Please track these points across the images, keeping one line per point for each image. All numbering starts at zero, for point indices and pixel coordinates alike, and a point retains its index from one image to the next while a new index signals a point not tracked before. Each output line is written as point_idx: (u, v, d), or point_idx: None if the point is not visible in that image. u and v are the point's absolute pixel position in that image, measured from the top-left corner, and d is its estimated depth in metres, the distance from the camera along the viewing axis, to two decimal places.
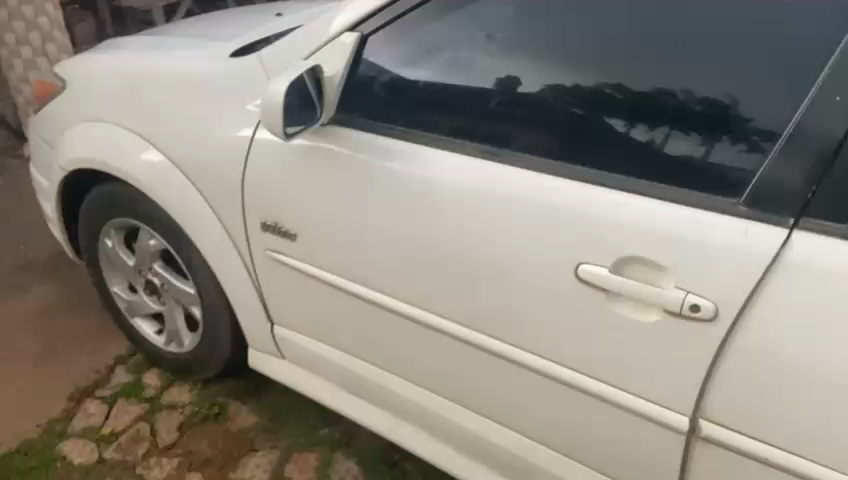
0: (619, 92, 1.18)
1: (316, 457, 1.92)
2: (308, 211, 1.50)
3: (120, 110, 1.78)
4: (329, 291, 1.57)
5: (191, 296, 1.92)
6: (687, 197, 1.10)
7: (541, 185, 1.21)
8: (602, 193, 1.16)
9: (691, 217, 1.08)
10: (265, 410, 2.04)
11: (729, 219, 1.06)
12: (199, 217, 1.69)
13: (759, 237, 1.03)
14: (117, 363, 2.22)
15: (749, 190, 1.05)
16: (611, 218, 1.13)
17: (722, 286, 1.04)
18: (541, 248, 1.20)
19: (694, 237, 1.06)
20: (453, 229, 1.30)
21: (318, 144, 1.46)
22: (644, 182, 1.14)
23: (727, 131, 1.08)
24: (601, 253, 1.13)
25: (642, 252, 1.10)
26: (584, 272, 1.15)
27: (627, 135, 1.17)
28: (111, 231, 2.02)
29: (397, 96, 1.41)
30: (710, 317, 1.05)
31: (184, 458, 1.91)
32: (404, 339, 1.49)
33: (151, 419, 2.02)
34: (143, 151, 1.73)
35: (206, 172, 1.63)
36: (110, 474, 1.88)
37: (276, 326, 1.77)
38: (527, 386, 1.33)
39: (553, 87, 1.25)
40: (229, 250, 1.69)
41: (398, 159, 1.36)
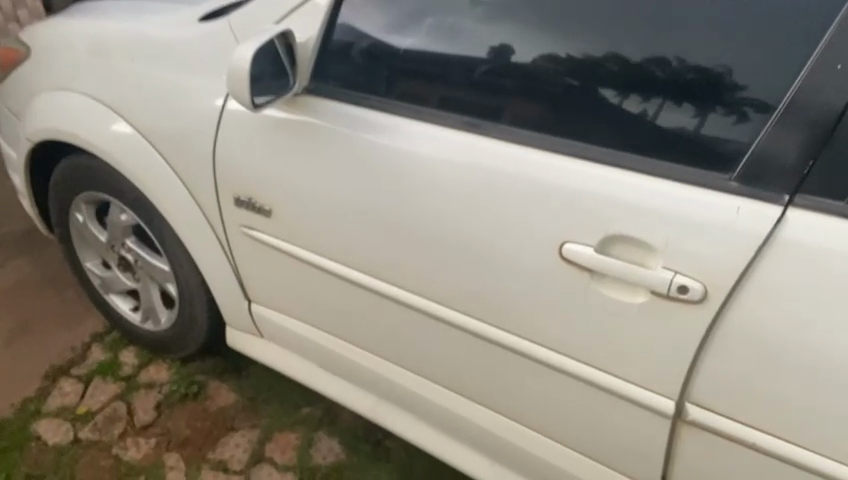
0: (612, 61, 1.10)
1: (298, 436, 1.88)
2: (283, 186, 1.43)
3: (86, 78, 1.69)
4: (307, 269, 1.51)
5: (166, 273, 1.86)
6: (677, 173, 1.04)
7: (524, 159, 1.15)
8: (588, 167, 1.10)
9: (680, 194, 1.02)
10: (245, 389, 2.00)
11: (719, 197, 1.00)
12: (171, 192, 1.62)
13: (752, 215, 0.98)
14: (93, 341, 2.16)
15: (742, 165, 1.00)
16: (597, 195, 1.07)
17: (712, 267, 0.99)
18: (523, 227, 1.14)
19: (683, 215, 1.01)
20: (433, 206, 1.24)
21: (292, 116, 1.39)
22: (632, 156, 1.08)
23: (720, 102, 1.02)
24: (587, 231, 1.08)
25: (629, 230, 1.04)
26: (568, 251, 1.10)
27: (619, 107, 1.10)
28: (82, 205, 1.95)
29: (376, 65, 1.34)
30: (699, 298, 1.00)
31: (162, 438, 1.87)
32: (385, 319, 1.44)
33: (128, 398, 1.98)
34: (110, 121, 1.65)
35: (177, 145, 1.56)
36: (86, 454, 1.83)
37: (253, 304, 1.71)
38: (510, 367, 1.29)
39: (546, 55, 1.17)
40: (203, 227, 1.63)
41: (375, 131, 1.30)
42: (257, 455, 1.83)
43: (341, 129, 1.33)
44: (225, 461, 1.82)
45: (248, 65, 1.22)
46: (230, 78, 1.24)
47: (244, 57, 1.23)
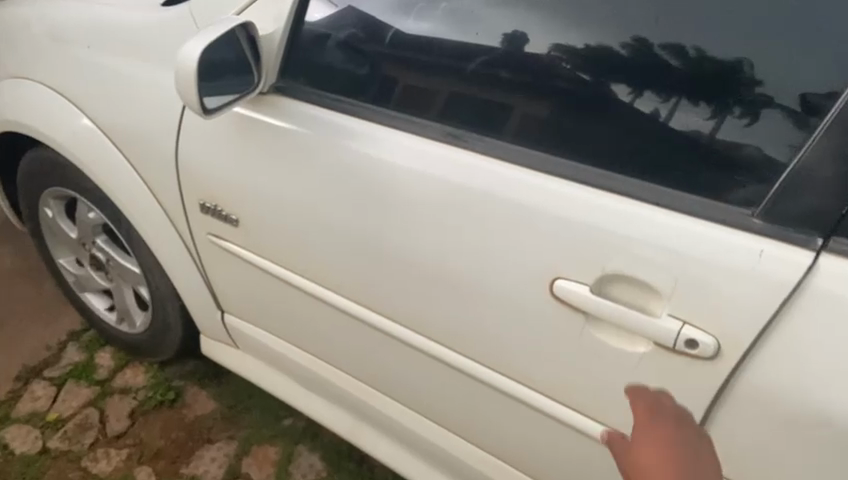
0: (629, 49, 0.91)
1: (277, 451, 1.77)
2: (250, 193, 1.29)
3: (44, 66, 1.54)
4: (279, 284, 1.38)
5: (136, 276, 1.74)
6: (689, 204, 0.88)
7: (513, 179, 1.00)
8: (584, 193, 0.94)
9: (690, 230, 0.87)
10: (224, 397, 1.89)
11: (739, 236, 0.85)
12: (134, 194, 1.49)
13: (775, 261, 0.82)
14: (69, 340, 2.06)
15: (768, 200, 0.83)
16: (594, 225, 0.92)
17: (726, 319, 0.84)
18: (510, 256, 1.00)
19: (694, 255, 0.86)
20: (410, 227, 1.10)
21: (259, 117, 1.24)
22: (636, 181, 0.93)
23: (740, 101, 0.84)
24: (581, 268, 0.93)
25: (629, 269, 0.90)
26: (560, 289, 0.95)
27: (632, 106, 0.92)
28: (51, 201, 1.82)
29: (354, 55, 1.17)
30: (710, 354, 0.86)
31: (134, 450, 1.76)
32: (361, 343, 1.32)
33: (101, 404, 1.88)
34: (71, 116, 1.51)
35: (138, 145, 1.42)
36: (53, 465, 1.73)
37: (226, 314, 1.59)
38: (495, 404, 1.16)
39: (561, 46, 0.97)
40: (170, 232, 1.50)
41: (348, 138, 1.15)
42: (233, 471, 1.73)
43: (310, 135, 1.18)
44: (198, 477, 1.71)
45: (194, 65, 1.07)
46: (176, 77, 1.09)
47: (193, 55, 1.07)
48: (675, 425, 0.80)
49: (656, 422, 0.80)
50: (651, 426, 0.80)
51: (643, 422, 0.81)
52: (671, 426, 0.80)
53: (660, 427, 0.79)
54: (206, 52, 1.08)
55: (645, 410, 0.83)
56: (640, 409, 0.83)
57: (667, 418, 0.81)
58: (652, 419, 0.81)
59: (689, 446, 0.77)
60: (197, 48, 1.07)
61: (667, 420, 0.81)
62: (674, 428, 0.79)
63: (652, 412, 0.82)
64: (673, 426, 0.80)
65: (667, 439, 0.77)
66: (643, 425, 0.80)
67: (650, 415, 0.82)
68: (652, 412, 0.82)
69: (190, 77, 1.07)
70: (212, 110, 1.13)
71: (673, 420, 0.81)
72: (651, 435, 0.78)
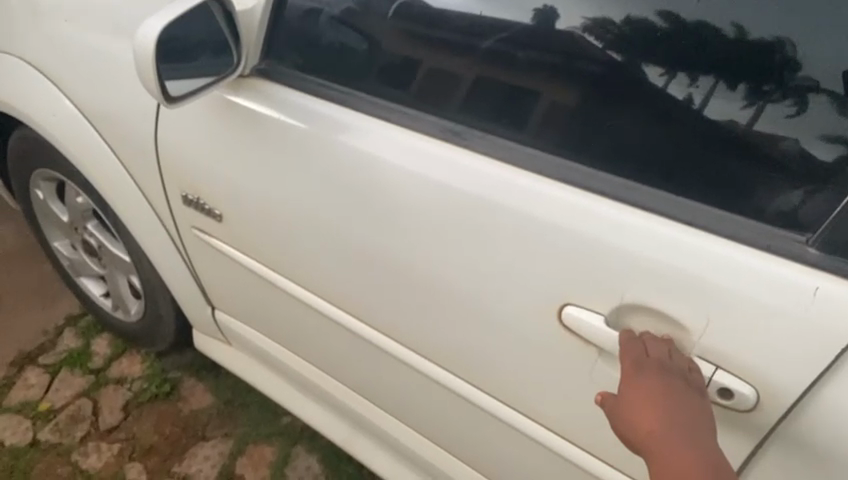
0: (667, 21, 0.75)
1: (274, 451, 1.68)
2: (233, 186, 1.17)
3: (20, 41, 1.43)
4: (266, 285, 1.27)
5: (127, 264, 1.65)
6: (729, 224, 0.74)
7: (518, 186, 0.86)
8: (601, 204, 0.81)
9: (727, 258, 0.73)
10: (221, 391, 1.81)
11: (790, 269, 0.70)
12: (118, 182, 1.39)
13: (831, 304, 0.67)
14: (66, 324, 1.97)
15: (826, 226, 0.69)
16: (612, 246, 0.79)
17: (765, 366, 0.71)
18: (511, 274, 0.87)
19: (730, 288, 0.72)
20: (401, 235, 0.97)
21: (239, 101, 1.11)
22: (664, 193, 0.78)
23: (782, 86, 0.70)
24: (595, 293, 0.81)
25: (651, 300, 0.77)
26: (569, 316, 0.83)
27: (664, 91, 0.77)
28: (40, 182, 1.73)
29: (344, 31, 1.01)
30: (749, 406, 0.73)
31: (125, 445, 1.69)
32: (353, 353, 1.20)
33: (95, 394, 1.81)
34: (49, 96, 1.41)
35: (118, 130, 1.31)
36: (43, 459, 1.67)
37: (217, 310, 1.49)
38: (495, 430, 1.04)
39: (597, 21, 0.80)
40: (155, 224, 1.41)
41: (334, 131, 1.01)
42: (226, 472, 1.65)
43: (295, 127, 1.05)
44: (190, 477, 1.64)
45: (152, 46, 0.95)
46: (135, 60, 0.97)
47: (151, 36, 0.95)
48: (664, 380, 0.70)
49: (644, 380, 0.71)
50: (638, 384, 0.71)
51: (630, 380, 0.72)
52: (660, 382, 0.70)
53: (648, 383, 0.70)
54: (165, 33, 0.97)
55: (630, 367, 0.73)
56: (627, 364, 0.74)
57: (655, 373, 0.71)
58: (639, 376, 0.71)
59: (682, 401, 0.69)
60: (154, 28, 0.95)
61: (656, 374, 0.71)
62: (663, 385, 0.70)
63: (636, 370, 0.72)
64: (663, 380, 0.70)
65: (659, 398, 0.69)
66: (630, 382, 0.72)
67: (635, 373, 0.72)
68: (637, 368, 0.72)
69: (148, 61, 0.96)
70: (177, 96, 1.02)
71: (662, 376, 0.71)
72: (639, 395, 0.70)
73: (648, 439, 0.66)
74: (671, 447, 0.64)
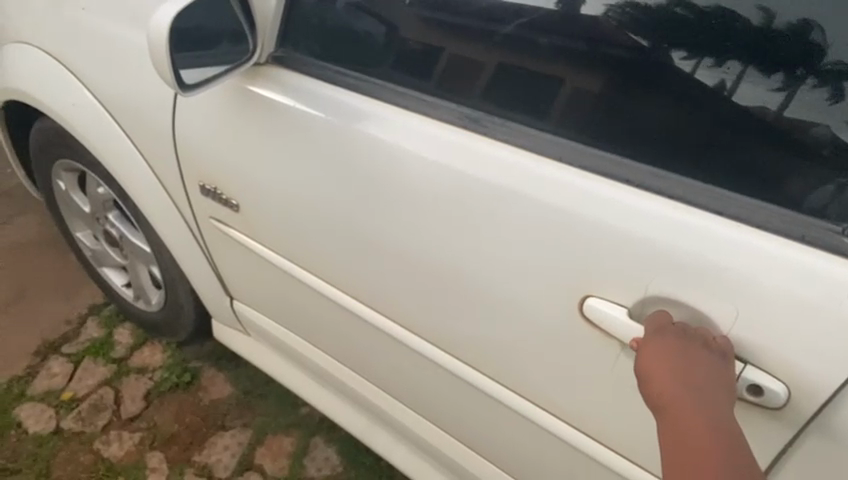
0: (689, 8, 0.73)
1: (292, 442, 1.68)
2: (250, 178, 1.16)
3: (39, 31, 1.44)
4: (284, 276, 1.27)
5: (147, 254, 1.66)
6: (761, 214, 0.71)
7: (539, 174, 0.83)
8: (626, 192, 0.78)
9: (758, 249, 0.70)
10: (241, 381, 1.81)
11: (827, 261, 0.67)
12: (138, 173, 1.39)
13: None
14: (89, 314, 2.00)
15: None
16: (636, 235, 0.76)
17: (798, 362, 0.68)
18: (531, 264, 0.85)
19: (762, 280, 0.69)
20: (419, 225, 0.95)
21: (255, 89, 1.10)
22: (692, 182, 0.75)
23: (812, 69, 0.67)
24: (618, 286, 0.78)
25: (677, 293, 0.74)
26: (590, 309, 0.81)
27: (691, 77, 0.74)
28: (62, 173, 1.74)
29: (361, 17, 0.99)
30: (781, 402, 0.71)
31: (147, 434, 1.70)
32: (371, 346, 1.19)
33: (117, 383, 1.82)
34: (68, 86, 1.41)
35: (136, 119, 1.31)
36: (65, 447, 1.68)
37: (235, 301, 1.49)
38: (514, 425, 1.02)
39: (621, 6, 0.77)
40: (174, 213, 1.40)
41: (351, 120, 0.99)
42: (246, 461, 1.65)
43: (311, 116, 1.03)
44: (210, 467, 1.64)
45: (166, 33, 0.95)
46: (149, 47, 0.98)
47: (165, 23, 0.95)
48: (686, 348, 0.69)
49: (662, 345, 0.69)
50: (660, 349, 0.69)
51: (651, 342, 0.71)
52: (679, 348, 0.69)
53: (669, 349, 0.69)
54: (179, 21, 0.97)
55: (651, 333, 0.72)
56: (649, 329, 0.72)
57: (677, 339, 0.69)
58: (661, 342, 0.70)
59: (703, 368, 0.67)
60: (167, 16, 0.95)
61: (678, 341, 0.69)
62: (684, 354, 0.68)
63: (658, 335, 0.71)
64: (683, 347, 0.69)
65: (677, 362, 0.67)
66: (650, 346, 0.70)
67: (657, 337, 0.71)
68: (658, 334, 0.71)
69: (162, 49, 0.96)
70: (191, 84, 1.01)
71: (685, 344, 0.69)
72: (660, 360, 0.68)
73: (661, 396, 0.66)
74: (683, 408, 0.63)
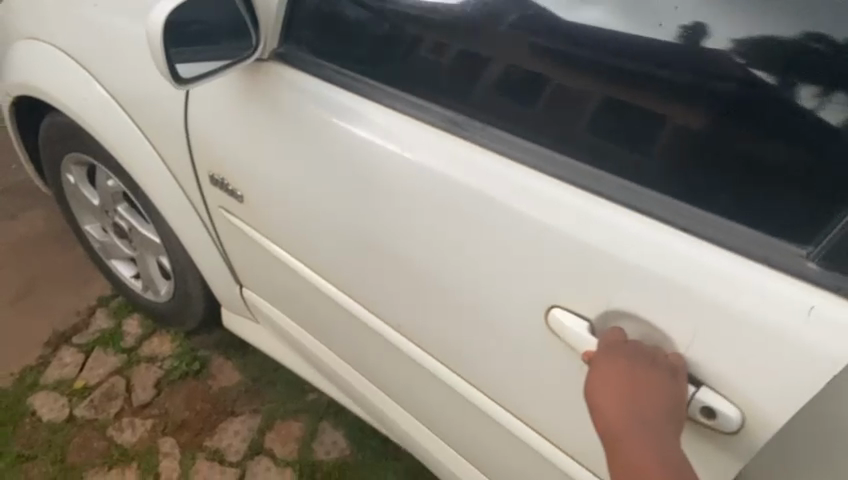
0: (821, 38, 0.64)
1: (301, 427, 1.73)
2: (257, 174, 1.20)
3: (53, 27, 1.47)
4: (288, 269, 1.30)
5: (156, 245, 1.70)
6: (721, 233, 0.72)
7: (515, 181, 0.85)
8: (591, 204, 0.80)
9: (715, 267, 0.71)
10: (249, 369, 1.86)
11: (789, 284, 0.67)
12: (150, 166, 1.43)
13: (830, 326, 0.64)
14: (97, 305, 2.03)
15: (826, 242, 0.66)
16: (597, 249, 0.78)
17: (754, 384, 0.69)
18: (506, 274, 0.87)
19: (721, 301, 0.70)
20: (409, 230, 0.98)
21: (258, 84, 1.13)
22: (660, 196, 0.76)
23: None
24: (582, 298, 0.80)
25: (639, 307, 0.76)
26: (556, 319, 0.83)
27: (821, 117, 0.64)
28: (72, 167, 1.78)
29: (360, 15, 1.01)
30: (731, 429, 0.72)
31: (159, 420, 1.75)
32: (369, 344, 1.23)
33: (128, 372, 1.86)
34: (81, 82, 1.45)
35: (149, 115, 1.35)
36: (79, 434, 1.73)
37: (244, 288, 1.53)
38: (495, 430, 1.05)
39: (743, 39, 0.68)
40: (185, 205, 1.45)
41: (350, 120, 1.02)
42: (255, 445, 1.69)
43: (312, 113, 1.07)
44: (221, 451, 1.69)
45: (161, 31, 0.99)
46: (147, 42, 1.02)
47: (161, 21, 0.99)
48: (629, 370, 0.74)
49: (608, 367, 0.75)
50: (606, 372, 0.75)
51: (600, 362, 0.76)
52: (622, 371, 0.74)
53: (613, 373, 0.74)
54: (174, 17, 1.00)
55: (601, 352, 0.77)
56: (601, 347, 0.77)
57: (620, 360, 0.75)
58: (607, 363, 0.75)
59: (644, 389, 0.72)
60: (163, 12, 0.99)
61: (622, 361, 0.74)
62: (626, 376, 0.73)
63: (606, 355, 0.76)
64: (626, 369, 0.74)
65: (619, 388, 0.73)
66: (599, 367, 0.76)
67: (605, 358, 0.76)
68: (606, 354, 0.76)
69: (159, 46, 1.00)
70: (189, 78, 1.05)
71: (628, 364, 0.74)
72: (605, 385, 0.74)
73: (604, 426, 0.74)
74: (620, 439, 0.71)
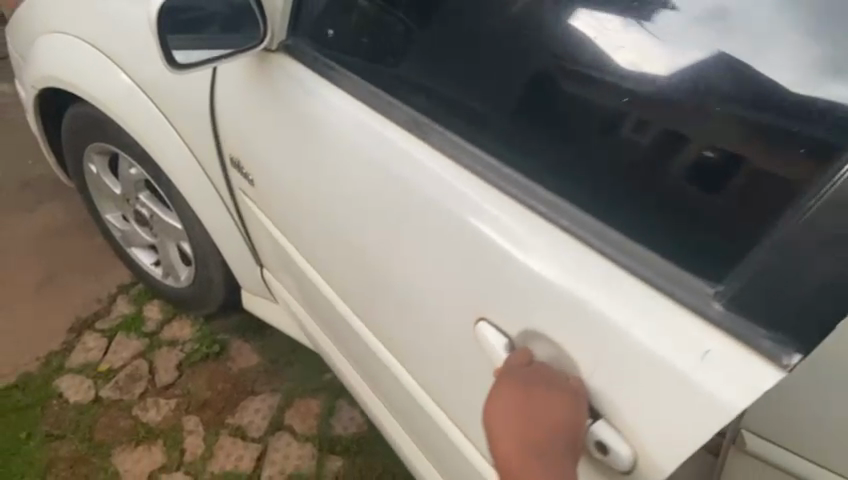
0: None
1: (319, 404, 1.80)
2: (265, 164, 1.25)
3: (82, 21, 1.54)
4: (291, 257, 1.34)
5: (178, 231, 1.76)
6: (636, 262, 0.72)
7: (464, 189, 0.88)
8: (521, 219, 0.82)
9: (623, 290, 0.72)
10: (267, 351, 1.92)
11: (688, 321, 0.67)
12: (174, 152, 1.50)
13: (720, 368, 0.63)
14: (118, 293, 2.10)
15: (732, 281, 0.64)
16: (520, 264, 0.80)
17: (645, 419, 0.67)
18: (445, 282, 0.90)
19: (621, 328, 0.70)
20: (380, 228, 1.00)
21: (269, 74, 1.18)
22: (593, 220, 0.77)
23: None
24: (504, 313, 0.82)
25: (549, 329, 0.76)
26: (481, 332, 0.85)
27: None
28: (94, 157, 1.84)
29: (365, 5, 1.05)
30: (624, 467, 0.69)
31: (182, 400, 1.81)
32: (352, 341, 1.24)
33: (150, 356, 1.93)
34: (108, 72, 1.51)
35: (175, 102, 1.42)
36: (105, 414, 1.80)
37: (265, 270, 1.58)
38: (451, 448, 1.02)
39: None
40: (209, 192, 1.52)
41: (354, 106, 1.05)
42: (276, 422, 1.76)
43: (315, 102, 1.10)
44: (243, 427, 1.75)
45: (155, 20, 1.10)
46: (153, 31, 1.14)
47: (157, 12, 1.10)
48: (528, 394, 0.74)
49: (510, 394, 0.76)
50: (508, 399, 0.76)
51: (504, 387, 0.77)
52: (522, 397, 0.75)
53: (513, 400, 0.75)
54: (174, 5, 1.11)
55: (504, 378, 0.78)
56: (506, 371, 0.78)
57: (521, 386, 0.75)
58: (509, 389, 0.76)
59: (542, 415, 0.73)
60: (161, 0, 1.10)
61: (523, 387, 0.75)
62: (525, 403, 0.74)
63: (509, 381, 0.77)
64: (525, 394, 0.75)
65: (519, 416, 0.74)
66: (502, 391, 0.77)
67: (508, 384, 0.77)
68: (509, 380, 0.77)
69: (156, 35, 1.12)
70: (185, 64, 1.15)
71: (526, 390, 0.75)
72: (507, 414, 0.75)
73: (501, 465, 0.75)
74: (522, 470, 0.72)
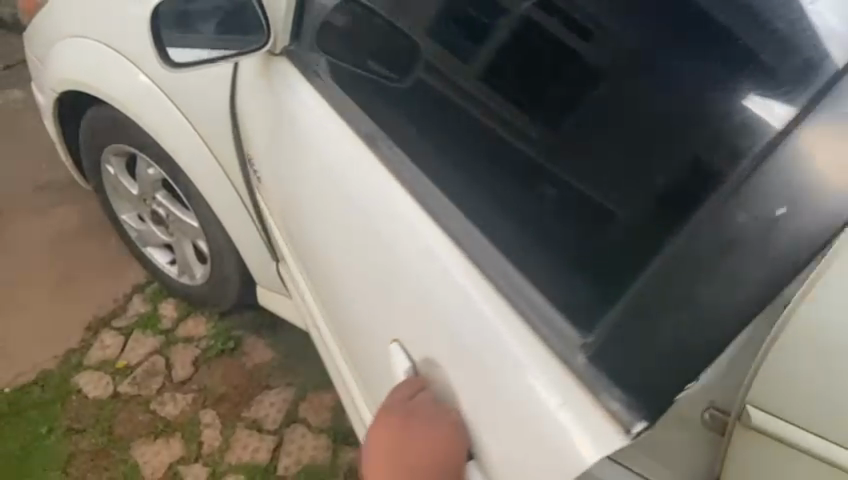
0: None
1: (332, 397, 1.83)
2: (272, 163, 1.28)
3: (102, 24, 1.58)
4: (294, 255, 1.37)
5: (195, 229, 1.81)
6: (520, 304, 0.77)
7: (392, 224, 0.94)
8: (429, 260, 0.87)
9: (499, 331, 0.77)
10: (280, 346, 1.96)
11: (552, 369, 0.72)
12: (192, 151, 1.55)
13: (570, 419, 0.68)
14: (133, 292, 2.13)
15: (598, 335, 0.69)
16: (424, 299, 0.87)
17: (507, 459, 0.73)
18: (378, 305, 0.98)
19: (494, 368, 0.76)
20: (343, 246, 1.07)
21: (279, 75, 1.22)
22: (505, 263, 0.81)
23: None
24: (412, 340, 0.90)
25: (443, 361, 0.83)
26: (395, 350, 0.95)
27: None
28: (112, 158, 1.90)
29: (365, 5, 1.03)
30: None
31: (198, 395, 1.86)
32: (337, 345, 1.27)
33: (166, 352, 1.97)
34: (129, 74, 1.57)
35: (195, 103, 1.46)
36: (124, 408, 1.84)
37: (280, 264, 1.61)
38: None
39: None
40: (228, 189, 1.56)
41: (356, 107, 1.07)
42: (291, 416, 1.80)
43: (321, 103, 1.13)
44: (259, 421, 1.80)
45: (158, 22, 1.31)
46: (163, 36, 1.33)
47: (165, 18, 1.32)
48: (401, 425, 0.87)
49: (388, 425, 0.88)
50: (385, 432, 0.88)
51: (385, 418, 0.89)
52: (398, 428, 0.87)
53: (390, 431, 0.88)
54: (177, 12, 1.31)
55: (385, 410, 0.90)
56: (398, 396, 0.89)
57: (397, 417, 0.87)
58: (386, 422, 0.89)
59: (412, 441, 0.85)
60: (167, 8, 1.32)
61: (397, 419, 0.87)
62: (396, 434, 0.87)
63: (388, 412, 0.89)
64: (398, 426, 0.87)
65: (394, 444, 0.87)
66: (382, 423, 0.89)
67: (387, 417, 0.89)
68: (388, 413, 0.89)
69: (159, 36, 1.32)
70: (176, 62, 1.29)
71: (400, 421, 0.87)
72: (385, 444, 0.88)
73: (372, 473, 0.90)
74: None
